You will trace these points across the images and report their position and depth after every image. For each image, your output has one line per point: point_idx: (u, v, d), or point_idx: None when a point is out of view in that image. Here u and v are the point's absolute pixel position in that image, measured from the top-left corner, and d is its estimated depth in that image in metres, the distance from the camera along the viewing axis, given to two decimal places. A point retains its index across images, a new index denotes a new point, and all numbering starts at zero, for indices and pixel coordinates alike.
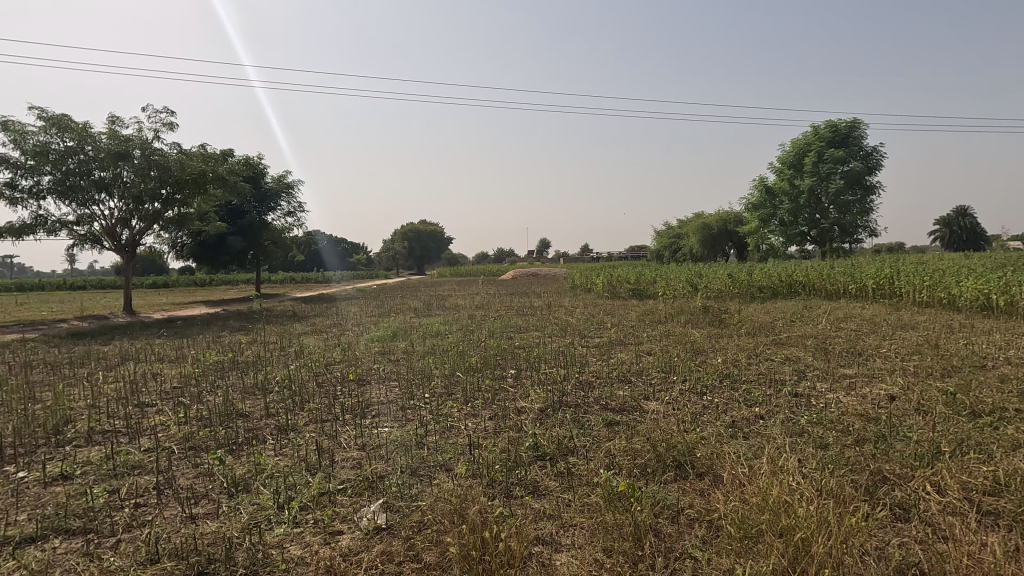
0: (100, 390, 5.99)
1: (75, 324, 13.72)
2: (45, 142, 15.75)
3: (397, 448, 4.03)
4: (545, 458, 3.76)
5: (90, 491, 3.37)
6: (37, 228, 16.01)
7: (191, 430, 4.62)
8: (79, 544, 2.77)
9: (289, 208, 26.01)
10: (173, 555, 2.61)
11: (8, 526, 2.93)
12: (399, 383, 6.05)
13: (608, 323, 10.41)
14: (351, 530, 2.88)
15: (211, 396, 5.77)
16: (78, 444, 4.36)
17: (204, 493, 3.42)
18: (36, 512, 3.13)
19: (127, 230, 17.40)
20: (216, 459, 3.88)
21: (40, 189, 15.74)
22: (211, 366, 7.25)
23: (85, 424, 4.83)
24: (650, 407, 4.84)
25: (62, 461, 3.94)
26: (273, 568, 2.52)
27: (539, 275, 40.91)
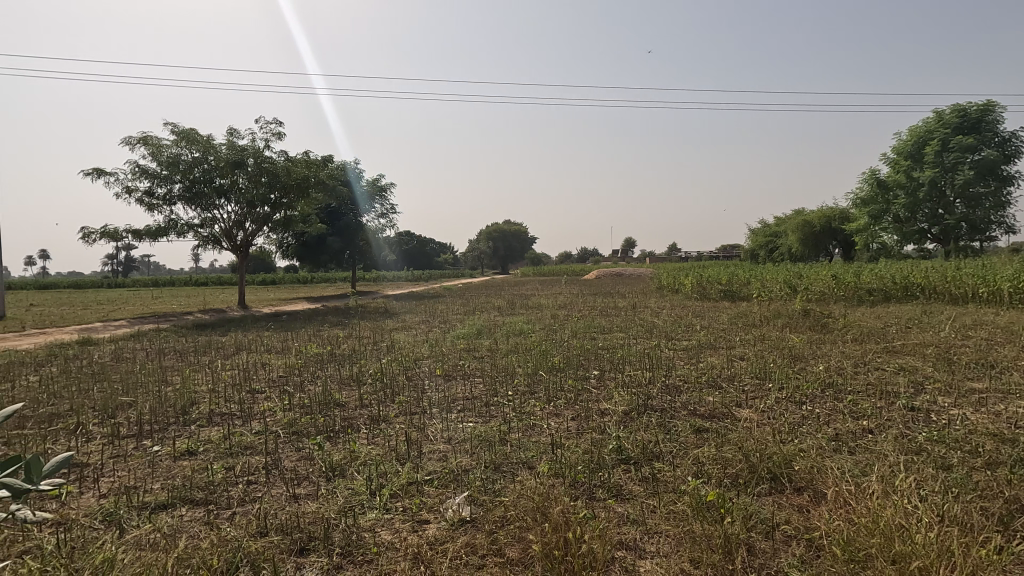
0: (219, 376, 6.65)
1: (199, 317, 15.29)
2: (177, 154, 17.72)
3: (481, 443, 4.12)
4: (628, 461, 3.68)
5: (210, 466, 3.75)
6: (169, 231, 18.04)
7: (294, 416, 5.01)
8: (202, 513, 3.10)
9: (382, 210, 27.37)
10: (280, 530, 2.84)
11: (146, 492, 3.33)
12: (483, 380, 6.18)
13: (698, 325, 9.98)
14: (437, 519, 2.98)
15: (312, 386, 6.22)
16: (201, 425, 4.86)
17: (305, 475, 3.69)
18: (167, 482, 3.53)
19: (242, 232, 19.15)
20: (316, 444, 4.18)
21: (172, 196, 17.72)
22: (312, 358, 7.81)
23: (207, 406, 5.38)
24: (743, 415, 4.59)
25: (188, 439, 4.42)
26: (366, 550, 2.67)
27: (624, 275, 40.13)
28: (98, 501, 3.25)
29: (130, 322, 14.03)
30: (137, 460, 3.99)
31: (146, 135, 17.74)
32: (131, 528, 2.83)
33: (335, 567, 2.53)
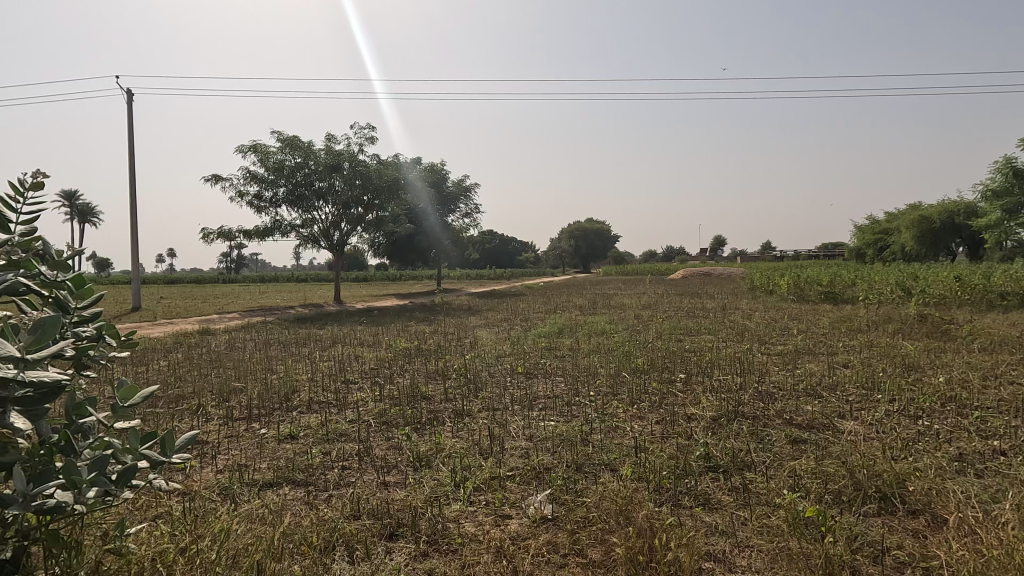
0: (317, 367, 7.14)
1: (300, 311, 16.47)
2: (282, 159, 19.20)
3: (563, 442, 4.12)
4: (717, 469, 3.52)
5: (310, 450, 4.03)
6: (275, 231, 19.59)
7: (385, 407, 5.27)
8: (303, 493, 3.34)
9: (466, 210, 28.06)
10: (371, 514, 3.00)
11: (256, 471, 3.65)
12: (565, 379, 6.17)
13: (795, 329, 9.34)
14: (519, 515, 3.02)
15: (400, 378, 6.52)
16: (302, 411, 5.25)
17: (394, 463, 3.87)
18: (273, 463, 3.84)
19: (338, 232, 20.38)
20: (405, 435, 4.37)
21: (277, 199, 19.22)
22: (401, 352, 8.18)
23: (307, 394, 5.79)
24: (846, 427, 4.24)
25: (291, 424, 4.79)
26: (451, 540, 2.75)
27: (712, 275, 38.40)
28: (216, 476, 3.59)
29: (242, 314, 15.39)
30: (247, 441, 4.37)
31: (256, 143, 19.38)
32: (243, 502, 3.10)
33: (422, 554, 2.63)
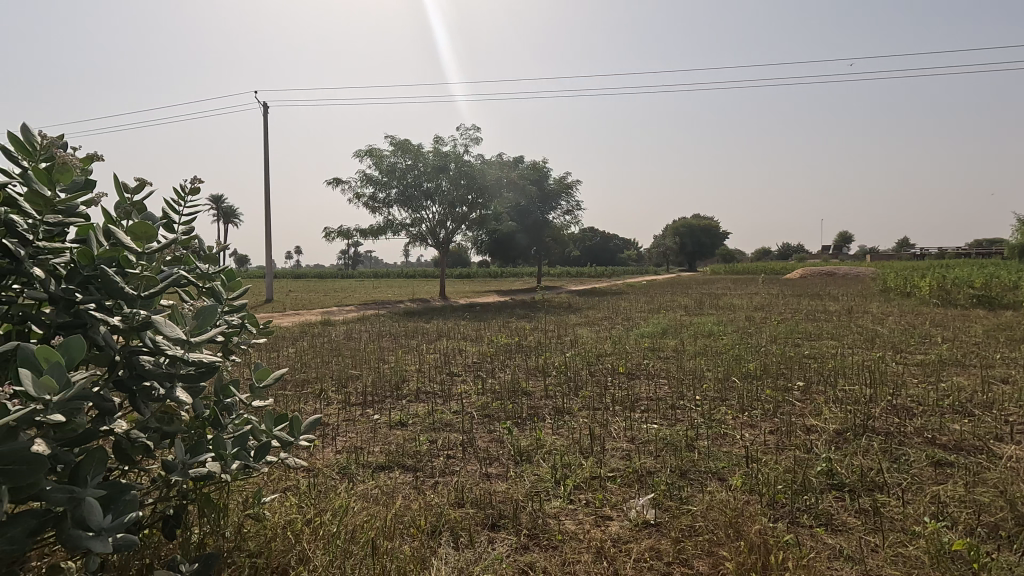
0: (424, 358, 7.51)
1: (409, 305, 17.41)
2: (394, 162, 20.39)
3: (666, 446, 3.98)
4: (841, 488, 3.22)
5: (418, 438, 4.25)
6: (387, 230, 20.86)
7: (487, 400, 5.42)
8: (411, 478, 3.52)
9: (567, 207, 27.99)
10: (474, 504, 3.10)
11: (370, 454, 3.91)
12: (669, 382, 5.95)
13: (939, 337, 8.26)
14: (620, 518, 2.96)
15: (502, 373, 6.66)
16: (411, 400, 5.55)
17: (496, 456, 3.96)
18: (385, 448, 4.10)
19: (444, 230, 21.24)
20: (506, 429, 4.46)
21: (390, 199, 20.45)
22: (502, 347, 8.36)
23: (415, 385, 6.11)
24: (1006, 451, 3.68)
25: (401, 411, 5.08)
26: (551, 536, 2.76)
27: (836, 275, 35.07)
28: (335, 456, 3.91)
29: (357, 307, 16.58)
30: (362, 425, 4.70)
31: (371, 148, 20.75)
32: (359, 482, 3.34)
33: (523, 547, 2.67)
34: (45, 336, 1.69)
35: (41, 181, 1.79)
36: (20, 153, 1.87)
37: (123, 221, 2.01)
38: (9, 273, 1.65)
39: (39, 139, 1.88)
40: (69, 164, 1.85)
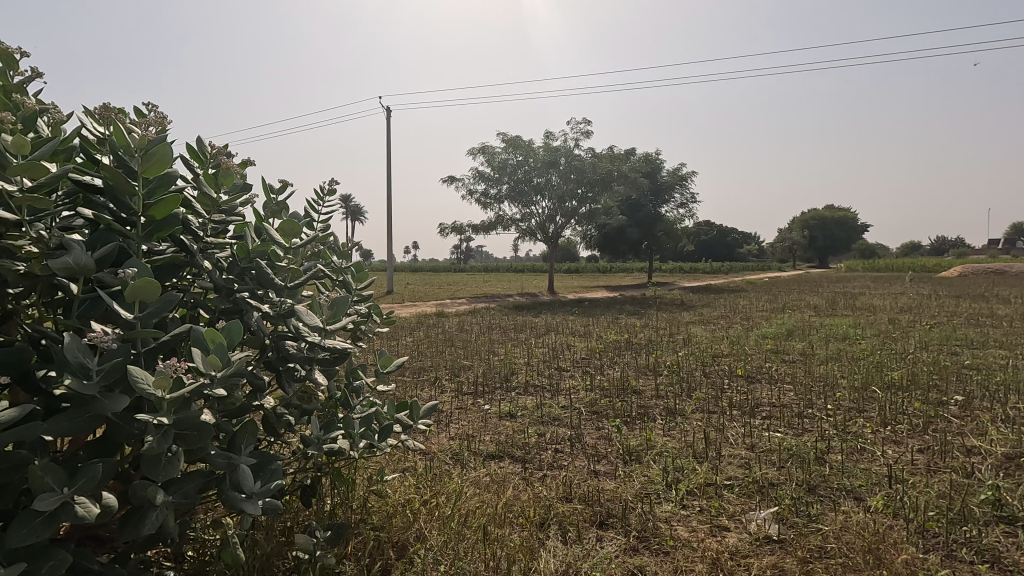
0: (533, 352, 7.61)
1: (518, 299, 17.75)
2: (506, 159, 20.83)
3: (792, 457, 3.67)
4: (1014, 523, 2.76)
5: (526, 430, 4.32)
6: (498, 225, 21.39)
7: (595, 396, 5.36)
8: (520, 469, 3.58)
9: (682, 200, 26.79)
10: (583, 500, 3.08)
11: (481, 442, 4.04)
12: (794, 388, 5.49)
13: None
14: (738, 529, 2.79)
15: (611, 370, 6.56)
16: (520, 392, 5.65)
17: (604, 454, 3.91)
18: (495, 437, 4.22)
19: (553, 225, 21.31)
20: (614, 427, 4.39)
21: (501, 195, 20.93)
22: (612, 343, 8.22)
23: (524, 378, 6.22)
24: None
25: (510, 403, 5.20)
26: (663, 541, 2.67)
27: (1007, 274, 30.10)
28: (448, 442, 4.08)
29: (469, 300, 17.22)
30: (474, 414, 4.87)
31: (484, 145, 21.39)
32: (471, 468, 3.47)
33: (632, 549, 2.61)
34: (211, 319, 1.95)
35: (210, 185, 2.09)
36: (196, 161, 2.17)
37: (272, 219, 2.25)
38: (185, 264, 1.91)
39: (209, 148, 2.17)
40: (231, 169, 2.10)
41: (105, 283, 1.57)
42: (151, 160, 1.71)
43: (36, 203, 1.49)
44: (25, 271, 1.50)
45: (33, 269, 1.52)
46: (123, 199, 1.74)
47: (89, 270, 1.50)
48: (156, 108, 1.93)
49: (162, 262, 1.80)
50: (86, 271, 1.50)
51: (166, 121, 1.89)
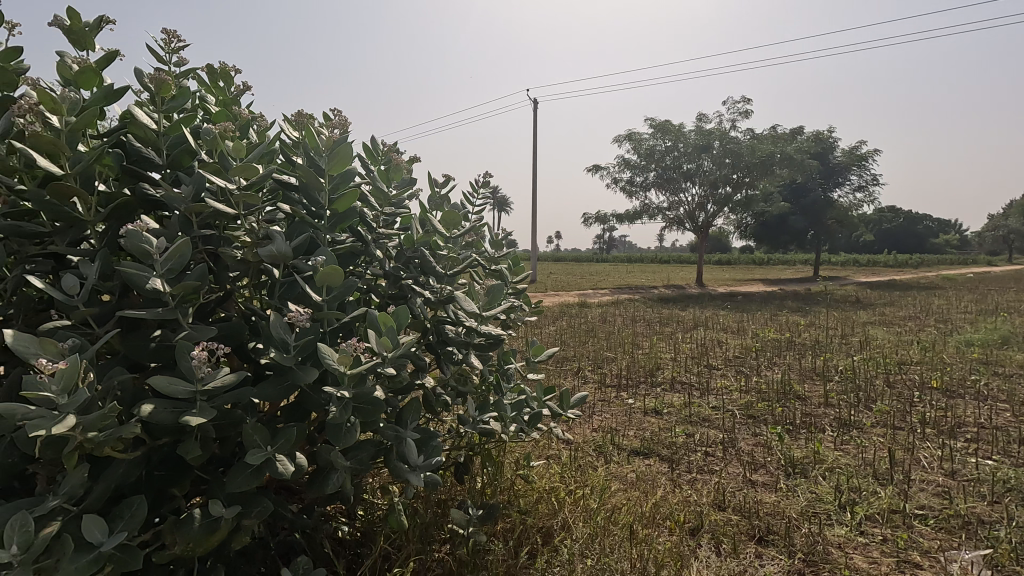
0: (681, 347, 7.25)
1: (663, 291, 17.05)
2: (654, 145, 20.02)
3: (1010, 493, 3.03)
4: None
5: (673, 429, 4.12)
6: (643, 214, 20.71)
7: (752, 399, 4.94)
8: (667, 469, 3.43)
9: (859, 183, 23.55)
10: (738, 511, 2.86)
11: (624, 436, 3.94)
12: (1013, 408, 4.53)
13: None
14: (935, 569, 2.37)
15: (769, 371, 6.00)
16: (666, 388, 5.43)
17: (763, 463, 3.58)
18: (639, 433, 4.09)
19: (704, 213, 20.06)
20: (775, 434, 4.00)
21: (647, 183, 20.20)
22: (771, 342, 7.52)
23: (670, 373, 5.95)
24: None
25: (656, 399, 5.01)
26: (835, 569, 2.38)
27: None
28: (591, 433, 4.05)
29: (611, 291, 16.94)
30: (617, 407, 4.77)
31: (631, 132, 20.82)
32: (616, 462, 3.40)
33: (798, 572, 2.36)
34: (381, 304, 2.13)
35: (383, 180, 2.27)
36: (370, 159, 2.38)
37: (435, 211, 2.38)
38: (361, 252, 2.09)
39: (381, 147, 2.36)
40: (401, 165, 2.27)
41: (300, 268, 1.78)
42: (336, 159, 1.90)
43: (250, 199, 1.73)
44: (240, 258, 1.76)
45: (246, 256, 1.77)
46: (314, 194, 1.95)
47: (288, 257, 1.71)
48: (340, 112, 2.14)
49: (343, 250, 1.99)
50: (285, 258, 1.72)
51: (348, 123, 2.09)
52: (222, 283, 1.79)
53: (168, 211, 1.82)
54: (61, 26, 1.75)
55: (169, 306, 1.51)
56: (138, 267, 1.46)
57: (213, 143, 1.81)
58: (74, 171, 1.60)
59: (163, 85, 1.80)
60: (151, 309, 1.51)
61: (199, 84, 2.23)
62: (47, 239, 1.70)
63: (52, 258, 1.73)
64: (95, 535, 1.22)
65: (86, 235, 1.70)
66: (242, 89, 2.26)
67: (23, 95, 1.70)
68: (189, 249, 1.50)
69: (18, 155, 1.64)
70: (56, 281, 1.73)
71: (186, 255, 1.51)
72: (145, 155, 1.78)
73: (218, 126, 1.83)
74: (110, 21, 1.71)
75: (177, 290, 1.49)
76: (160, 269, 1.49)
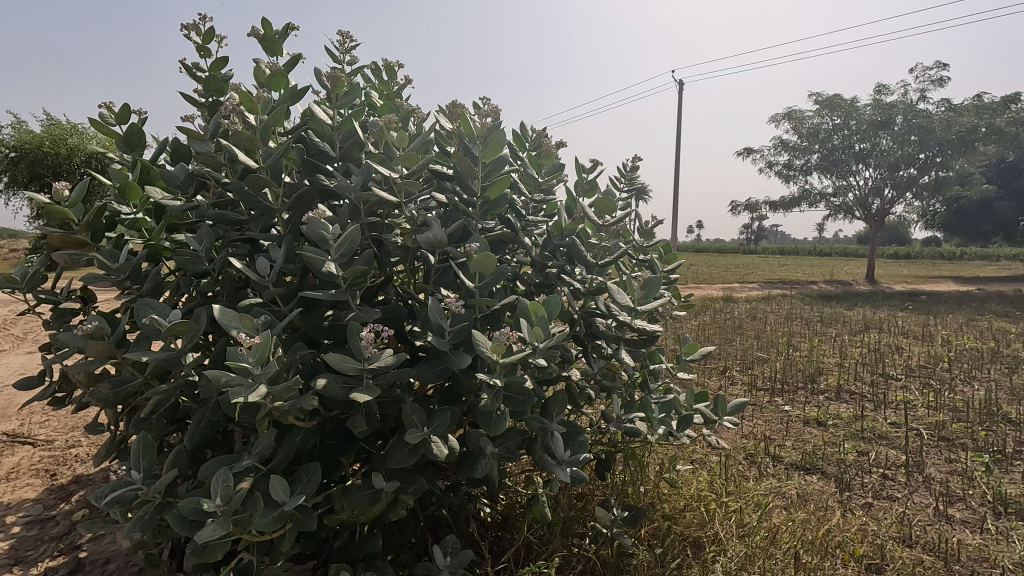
0: (848, 351, 6.41)
1: (824, 287, 15.25)
2: (818, 123, 17.89)
3: None
4: None
5: (841, 444, 3.63)
6: (802, 201, 18.69)
7: (944, 418, 4.19)
8: (835, 489, 3.02)
9: None
10: (930, 550, 2.43)
11: (781, 447, 3.56)
12: None
13: None
14: None
15: (967, 387, 5.05)
16: (830, 398, 4.82)
17: (962, 496, 3.01)
18: (799, 445, 3.66)
19: (879, 200, 17.55)
20: (978, 462, 3.34)
21: (808, 166, 18.14)
22: (968, 352, 6.34)
23: (835, 380, 5.27)
24: None
25: (818, 408, 4.47)
26: None
27: None
28: (741, 439, 3.71)
29: (761, 285, 15.57)
30: (771, 414, 4.33)
31: (791, 110, 18.84)
32: (772, 475, 3.08)
33: None
34: (528, 292, 2.11)
35: (533, 166, 2.24)
36: (518, 146, 2.36)
37: (584, 198, 2.29)
38: (511, 240, 2.08)
39: (529, 132, 2.31)
40: (552, 150, 2.21)
41: (454, 255, 1.81)
42: (489, 146, 1.89)
43: (411, 187, 1.79)
44: (401, 244, 1.83)
45: (406, 242, 1.84)
46: (468, 182, 1.97)
47: (444, 243, 1.75)
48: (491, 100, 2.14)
49: (494, 237, 1.99)
50: (442, 245, 1.75)
51: (501, 110, 2.08)
52: (384, 268, 1.89)
53: (340, 200, 1.96)
54: (258, 36, 1.96)
55: (341, 289, 1.62)
56: (316, 252, 1.58)
57: (379, 135, 1.91)
58: (265, 164, 1.78)
59: (337, 82, 1.93)
60: (325, 291, 1.62)
61: (367, 81, 2.38)
62: (245, 226, 1.93)
63: (248, 242, 1.96)
64: (279, 494, 1.34)
65: (274, 222, 1.90)
66: (403, 83, 2.37)
67: (229, 99, 1.94)
68: (359, 236, 1.59)
69: (224, 151, 1.87)
70: (251, 263, 1.95)
71: (355, 241, 1.60)
72: (321, 148, 1.93)
73: (383, 119, 1.92)
74: (295, 28, 1.88)
75: (347, 274, 1.58)
76: (334, 254, 1.60)
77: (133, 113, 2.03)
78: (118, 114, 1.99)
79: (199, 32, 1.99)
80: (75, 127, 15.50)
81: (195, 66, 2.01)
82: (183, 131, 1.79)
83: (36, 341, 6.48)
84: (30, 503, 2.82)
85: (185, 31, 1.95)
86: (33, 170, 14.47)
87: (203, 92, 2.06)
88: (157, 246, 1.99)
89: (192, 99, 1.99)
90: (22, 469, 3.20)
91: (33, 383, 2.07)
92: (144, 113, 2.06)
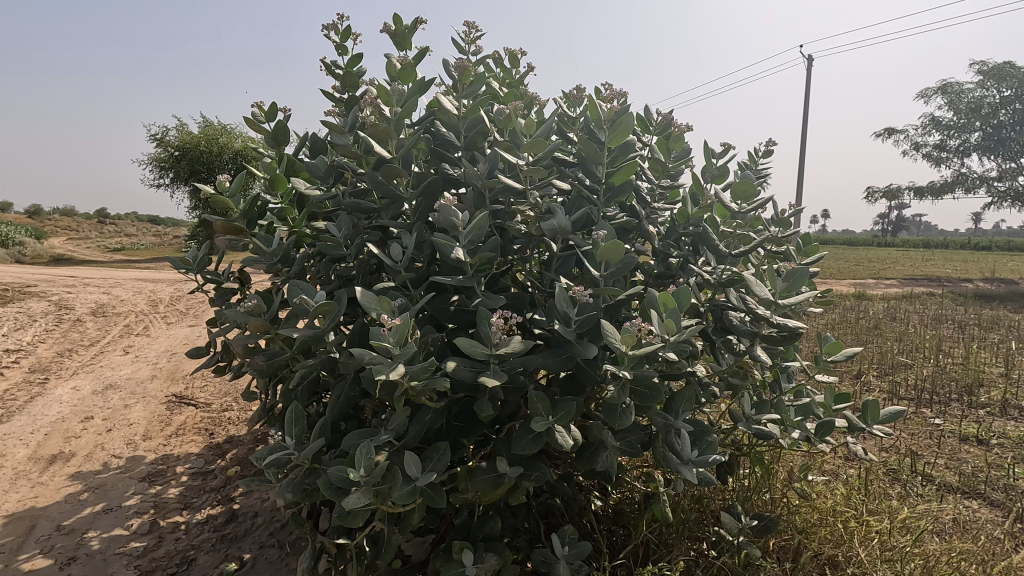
0: (1016, 361, 5.52)
1: (981, 286, 13.21)
2: (982, 96, 15.56)
3: None
4: None
5: (1010, 467, 3.14)
6: (956, 187, 16.37)
7: None
8: (1003, 520, 2.62)
9: None
10: None
11: (932, 464, 3.14)
12: None
13: None
14: None
15: None
16: (993, 413, 4.20)
17: None
18: (954, 464, 3.22)
19: None
20: None
21: (967, 147, 15.82)
22: None
23: (1000, 394, 4.57)
24: None
25: (979, 424, 3.90)
26: None
27: None
28: (882, 452, 3.33)
29: (901, 282, 13.82)
30: (917, 426, 3.83)
31: (946, 83, 16.54)
32: (922, 493, 2.73)
33: None
34: (649, 283, 2.02)
35: (661, 150, 2.12)
36: (643, 130, 2.26)
37: (712, 184, 2.14)
38: (635, 229, 2.01)
39: (655, 116, 2.21)
40: (682, 133, 2.05)
41: (579, 243, 1.77)
42: (616, 131, 1.83)
43: (537, 175, 1.78)
44: (523, 232, 1.83)
45: (530, 229, 1.83)
46: (592, 168, 1.93)
47: (569, 230, 1.70)
48: (614, 85, 2.07)
49: (618, 225, 1.93)
50: (566, 232, 1.71)
51: (626, 93, 2.00)
52: (507, 254, 1.90)
53: (463, 187, 2.00)
54: (389, 31, 2.05)
55: (468, 275, 1.64)
56: (447, 238, 1.61)
57: (506, 122, 1.92)
58: (397, 155, 1.85)
59: (463, 72, 1.96)
60: (454, 277, 1.65)
61: (489, 71, 2.40)
62: (377, 214, 2.02)
63: (380, 230, 2.05)
64: (413, 470, 1.41)
65: (403, 209, 1.97)
66: (526, 71, 2.36)
67: (364, 93, 2.05)
68: (487, 223, 1.60)
69: (360, 143, 1.98)
70: (383, 248, 2.05)
71: (483, 229, 1.61)
72: (448, 138, 1.98)
73: (509, 107, 1.92)
74: (422, 21, 1.94)
75: (475, 260, 1.60)
76: (463, 240, 1.61)
77: (278, 111, 2.21)
78: (267, 112, 2.17)
79: (338, 32, 2.12)
80: (224, 128, 17.41)
81: (333, 63, 2.14)
82: (326, 125, 1.91)
83: (195, 316, 7.40)
84: (194, 457, 3.23)
85: (325, 31, 2.09)
86: (191, 168, 16.46)
87: (340, 89, 2.19)
88: (300, 232, 2.16)
89: (331, 95, 2.13)
90: (187, 426, 3.68)
91: (201, 352, 2.35)
92: (288, 111, 2.24)
